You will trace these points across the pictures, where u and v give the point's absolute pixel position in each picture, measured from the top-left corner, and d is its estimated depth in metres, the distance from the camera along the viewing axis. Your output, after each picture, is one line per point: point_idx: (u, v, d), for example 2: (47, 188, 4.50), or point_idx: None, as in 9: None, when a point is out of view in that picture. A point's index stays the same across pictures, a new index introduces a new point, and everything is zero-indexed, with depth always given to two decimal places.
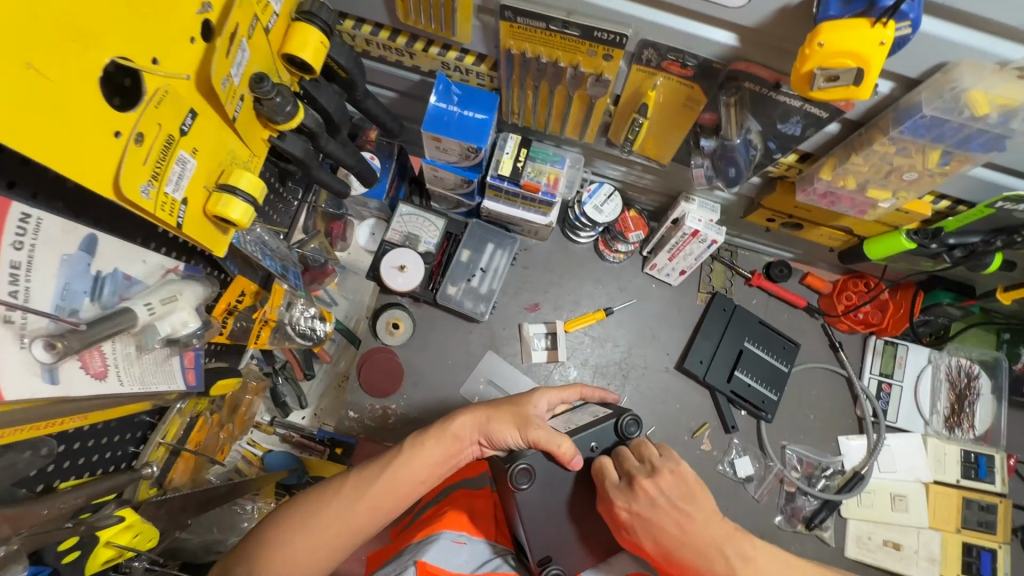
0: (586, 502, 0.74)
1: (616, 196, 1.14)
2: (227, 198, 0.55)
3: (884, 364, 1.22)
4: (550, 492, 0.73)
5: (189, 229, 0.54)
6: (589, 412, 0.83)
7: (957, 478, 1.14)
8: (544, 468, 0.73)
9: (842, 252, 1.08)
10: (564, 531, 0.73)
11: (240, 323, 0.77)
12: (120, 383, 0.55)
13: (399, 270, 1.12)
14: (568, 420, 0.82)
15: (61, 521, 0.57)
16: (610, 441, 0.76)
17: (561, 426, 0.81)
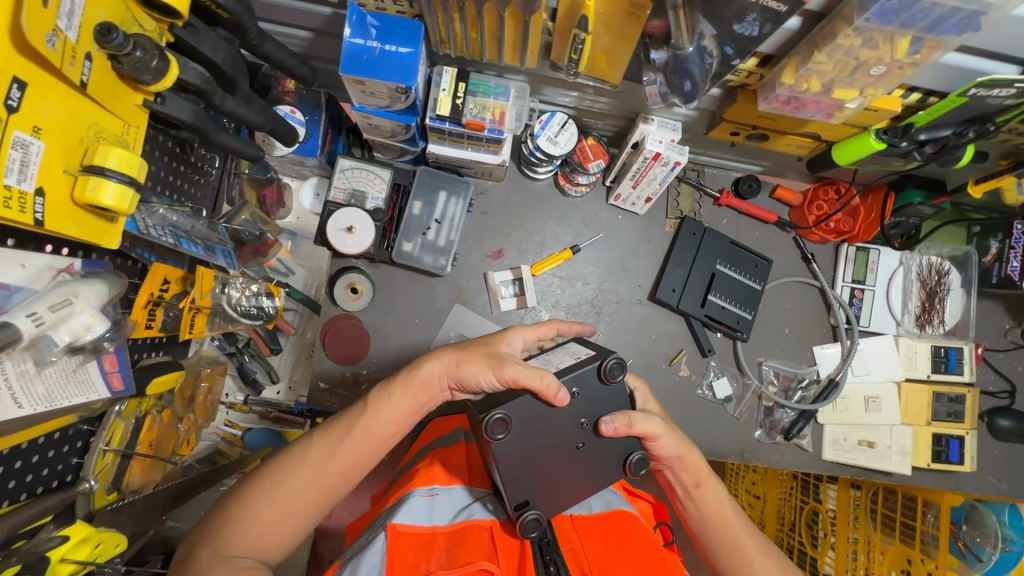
0: (566, 449, 0.72)
1: (570, 124, 1.05)
2: (96, 182, 0.49)
3: (856, 270, 1.20)
4: (529, 441, 0.70)
5: (54, 223, 0.48)
6: (571, 351, 0.78)
7: (927, 373, 1.16)
8: (519, 415, 0.69)
9: (811, 160, 1.02)
10: (541, 476, 0.71)
11: (167, 313, 0.72)
12: (17, 407, 0.52)
13: (347, 232, 1.05)
14: (548, 361, 0.77)
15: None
16: (592, 384, 0.72)
17: (539, 367, 0.76)
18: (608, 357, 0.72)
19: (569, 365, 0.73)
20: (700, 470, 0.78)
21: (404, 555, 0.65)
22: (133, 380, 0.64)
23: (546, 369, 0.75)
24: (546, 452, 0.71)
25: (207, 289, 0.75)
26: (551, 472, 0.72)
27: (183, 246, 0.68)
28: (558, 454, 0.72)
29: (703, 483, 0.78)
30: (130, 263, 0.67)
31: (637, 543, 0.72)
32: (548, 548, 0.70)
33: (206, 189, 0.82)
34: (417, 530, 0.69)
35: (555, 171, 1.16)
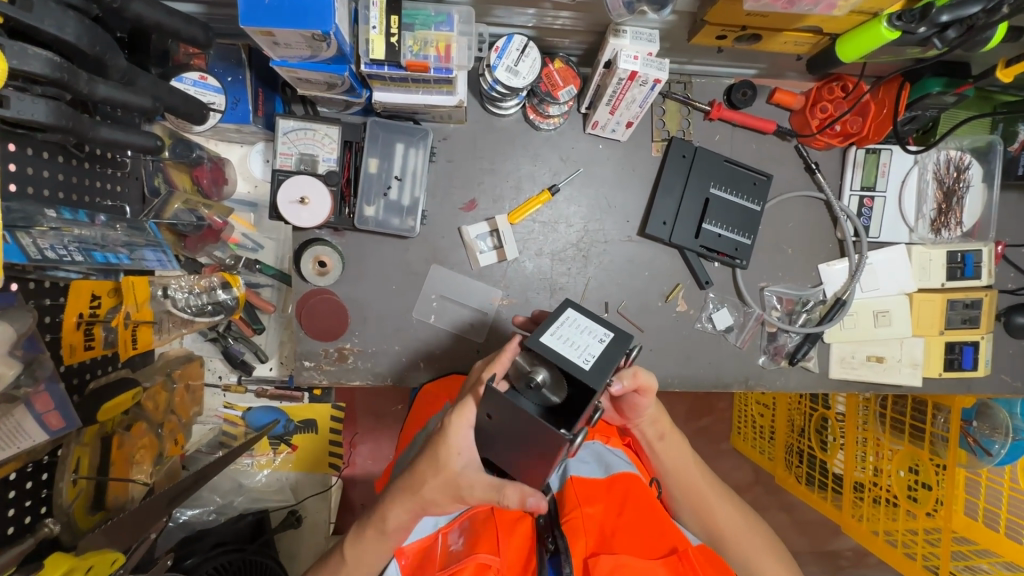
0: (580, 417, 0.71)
1: (531, 48, 0.92)
2: None
3: (865, 177, 1.10)
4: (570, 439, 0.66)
5: None
6: (579, 325, 0.65)
7: (942, 282, 1.09)
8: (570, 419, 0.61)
9: (811, 59, 0.89)
10: None
11: (106, 331, 0.67)
12: None
13: (300, 204, 0.96)
14: (568, 340, 0.63)
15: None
16: (619, 366, 0.66)
17: (566, 350, 0.62)
18: (633, 338, 0.66)
19: (604, 354, 0.62)
20: (663, 425, 0.83)
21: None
22: (74, 414, 0.62)
23: (576, 357, 0.62)
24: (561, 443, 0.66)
25: (145, 300, 0.69)
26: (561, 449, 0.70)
27: (98, 260, 0.61)
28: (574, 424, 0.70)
29: (666, 437, 0.83)
30: (48, 286, 0.62)
31: (640, 504, 0.73)
32: (547, 525, 0.70)
33: (128, 182, 0.74)
34: (425, 538, 0.77)
35: (522, 103, 1.03)
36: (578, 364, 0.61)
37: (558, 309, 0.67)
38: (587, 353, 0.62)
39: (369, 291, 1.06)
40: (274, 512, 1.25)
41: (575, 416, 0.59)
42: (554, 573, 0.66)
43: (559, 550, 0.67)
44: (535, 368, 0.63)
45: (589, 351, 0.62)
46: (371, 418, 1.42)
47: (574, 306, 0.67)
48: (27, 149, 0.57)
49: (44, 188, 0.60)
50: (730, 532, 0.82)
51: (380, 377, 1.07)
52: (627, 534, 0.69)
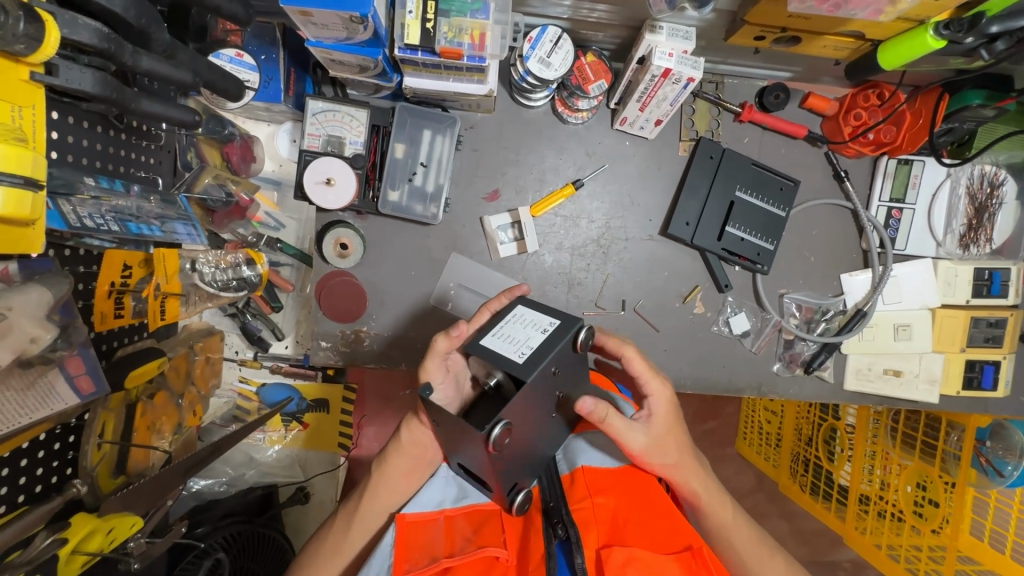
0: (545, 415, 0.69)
1: (565, 40, 0.91)
2: None
3: (895, 188, 1.08)
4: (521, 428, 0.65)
5: None
6: (521, 321, 0.67)
7: (967, 299, 1.07)
8: (514, 416, 0.62)
9: (850, 64, 0.88)
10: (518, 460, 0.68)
11: (136, 301, 0.69)
12: None
13: (326, 185, 0.96)
14: (509, 337, 0.65)
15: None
16: (566, 354, 0.65)
17: (504, 347, 0.64)
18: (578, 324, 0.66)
19: (541, 345, 0.63)
20: (696, 491, 0.80)
21: (411, 544, 0.67)
22: (104, 379, 0.63)
23: (513, 352, 0.63)
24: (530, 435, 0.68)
25: (175, 272, 0.71)
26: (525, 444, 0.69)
27: (131, 231, 0.62)
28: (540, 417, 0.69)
29: (699, 498, 0.80)
30: (82, 253, 0.62)
31: (650, 502, 0.70)
32: (556, 511, 0.66)
33: (162, 155, 0.75)
34: (427, 514, 0.72)
35: (551, 95, 1.02)
36: (511, 358, 0.62)
37: (507, 309, 0.70)
38: (524, 347, 0.63)
39: (388, 276, 1.06)
40: (282, 487, 1.28)
41: (505, 412, 0.60)
42: (561, 556, 0.62)
43: (568, 536, 0.62)
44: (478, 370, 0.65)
45: (529, 343, 0.64)
46: (377, 399, 1.44)
47: (525, 305, 0.70)
48: (67, 118, 0.57)
49: (82, 156, 0.60)
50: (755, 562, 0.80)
51: (394, 362, 1.08)
52: (638, 525, 0.66)
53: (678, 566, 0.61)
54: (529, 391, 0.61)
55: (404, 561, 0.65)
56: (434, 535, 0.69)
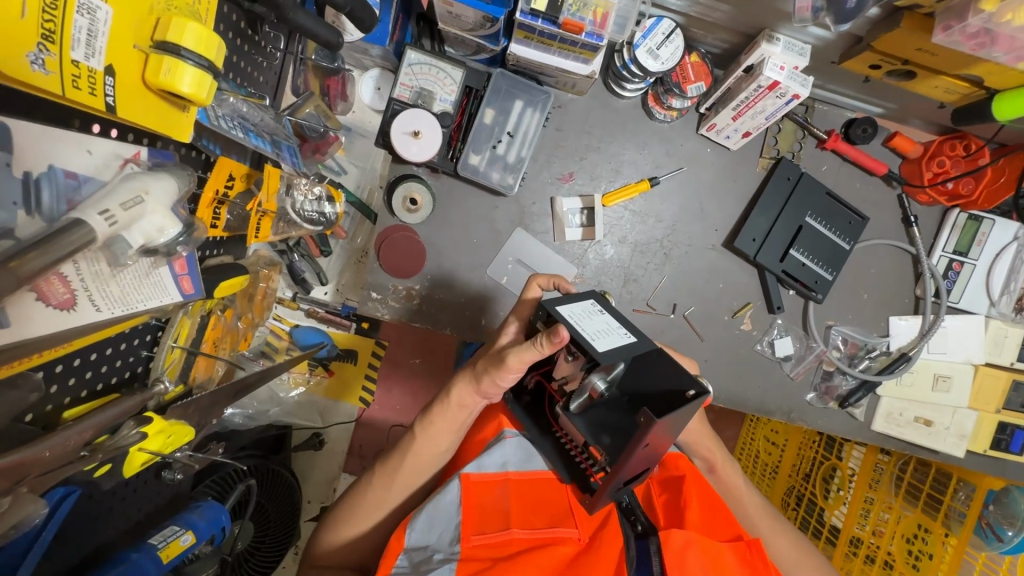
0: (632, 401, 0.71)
1: (677, 35, 0.91)
2: (172, 64, 0.47)
3: (961, 240, 1.09)
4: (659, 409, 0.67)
5: (124, 110, 0.47)
6: (582, 314, 0.67)
7: (1011, 361, 1.09)
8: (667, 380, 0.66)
9: (955, 109, 0.88)
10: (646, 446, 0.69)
11: (231, 212, 0.68)
12: (94, 309, 0.49)
13: (412, 137, 0.95)
14: (603, 327, 0.65)
15: (74, 452, 0.53)
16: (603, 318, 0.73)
17: (615, 335, 0.65)
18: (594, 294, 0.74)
19: (615, 316, 0.69)
20: (714, 460, 0.92)
21: (476, 506, 0.73)
22: (201, 285, 0.61)
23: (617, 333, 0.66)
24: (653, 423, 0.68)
25: (274, 192, 0.72)
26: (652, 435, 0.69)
27: (253, 141, 0.63)
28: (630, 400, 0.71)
29: (716, 468, 0.92)
30: (195, 154, 0.61)
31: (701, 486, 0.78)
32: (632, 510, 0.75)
33: (270, 75, 0.75)
34: (491, 476, 0.76)
35: (645, 88, 1.02)
36: (628, 340, 0.66)
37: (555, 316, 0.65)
38: (617, 328, 0.67)
39: (451, 239, 1.06)
40: (298, 430, 1.31)
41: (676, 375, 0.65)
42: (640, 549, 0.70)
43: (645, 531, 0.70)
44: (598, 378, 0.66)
45: (610, 321, 0.68)
46: (387, 364, 1.44)
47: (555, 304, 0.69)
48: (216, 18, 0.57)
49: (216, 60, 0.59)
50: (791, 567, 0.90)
51: (440, 324, 1.08)
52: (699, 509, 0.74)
53: (736, 554, 0.69)
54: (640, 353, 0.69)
55: (470, 527, 0.70)
56: (499, 496, 0.74)
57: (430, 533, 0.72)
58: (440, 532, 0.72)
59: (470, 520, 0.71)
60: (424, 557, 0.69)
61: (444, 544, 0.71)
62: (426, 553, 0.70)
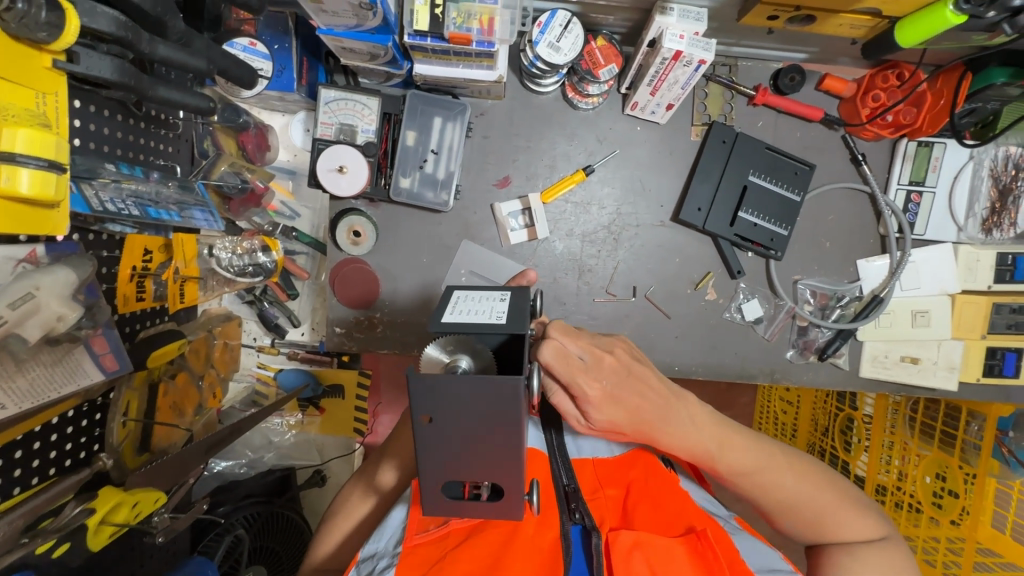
0: (464, 436, 0.49)
1: (575, 24, 0.90)
2: (9, 171, 0.47)
3: (915, 171, 1.06)
4: (454, 418, 0.47)
5: None
6: (471, 297, 0.55)
7: (988, 284, 1.05)
8: (441, 405, 0.46)
9: (867, 43, 0.87)
10: (479, 458, 0.50)
11: (156, 284, 0.73)
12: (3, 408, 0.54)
13: (338, 173, 0.98)
14: (469, 300, 0.54)
15: (15, 540, 0.57)
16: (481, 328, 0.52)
17: (480, 301, 0.54)
18: (449, 312, 0.51)
19: (512, 308, 0.53)
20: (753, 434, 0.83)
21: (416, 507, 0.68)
22: (126, 358, 0.68)
23: (490, 318, 0.51)
24: (478, 439, 0.49)
25: (192, 258, 0.76)
26: (489, 445, 0.50)
27: (151, 215, 0.65)
28: (478, 428, 0.48)
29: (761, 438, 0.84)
30: (105, 238, 0.65)
31: (660, 485, 0.69)
32: (574, 497, 0.65)
33: (180, 144, 0.78)
34: None
35: (561, 80, 1.02)
36: (492, 323, 0.50)
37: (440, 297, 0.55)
38: (495, 313, 0.52)
39: (401, 262, 1.08)
40: (301, 470, 1.31)
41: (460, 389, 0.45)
42: (577, 540, 0.61)
43: (586, 522, 0.62)
44: (454, 358, 0.49)
45: (494, 311, 0.52)
46: (393, 388, 1.39)
47: (458, 289, 0.57)
48: (89, 106, 0.60)
49: (104, 144, 0.63)
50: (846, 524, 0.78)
51: (407, 346, 1.10)
52: (648, 509, 0.66)
53: (683, 548, 0.59)
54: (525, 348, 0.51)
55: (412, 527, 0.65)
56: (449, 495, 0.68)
57: (379, 541, 0.68)
58: (387, 537, 0.68)
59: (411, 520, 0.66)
60: (370, 567, 0.64)
61: (389, 547, 0.66)
62: (373, 562, 0.65)
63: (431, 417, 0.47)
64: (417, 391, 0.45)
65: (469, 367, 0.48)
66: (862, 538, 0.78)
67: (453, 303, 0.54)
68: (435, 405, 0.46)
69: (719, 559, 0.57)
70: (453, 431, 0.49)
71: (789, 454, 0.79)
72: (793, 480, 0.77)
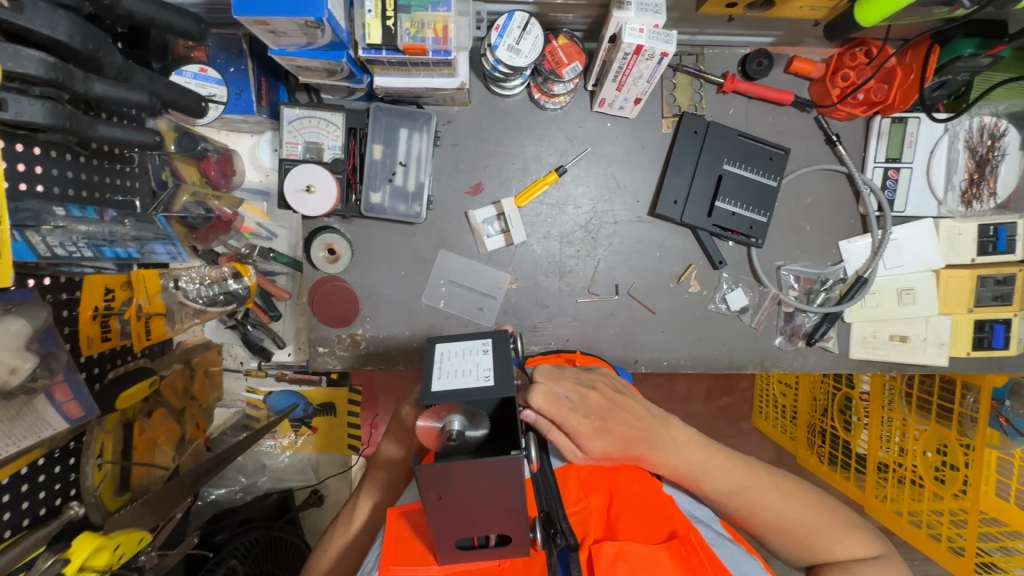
0: (473, 503, 0.50)
1: (533, 25, 0.89)
2: None
3: (890, 147, 1.04)
4: (461, 492, 0.49)
5: None
6: (454, 352, 0.55)
7: (971, 257, 1.04)
8: (446, 484, 0.47)
9: (830, 24, 0.86)
10: (488, 517, 0.52)
11: (121, 323, 0.75)
12: None
13: (306, 192, 0.96)
14: (453, 361, 0.54)
15: None
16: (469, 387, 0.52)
17: (466, 358, 0.54)
18: (438, 378, 0.51)
19: (499, 363, 0.53)
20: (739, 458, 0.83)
21: (399, 535, 0.62)
22: (92, 403, 0.67)
23: (477, 377, 0.51)
24: (489, 502, 0.50)
25: (155, 292, 0.78)
26: (498, 505, 0.51)
27: (107, 254, 0.66)
28: (488, 493, 0.49)
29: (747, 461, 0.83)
30: (63, 281, 0.67)
31: (645, 494, 0.68)
32: (552, 520, 0.60)
33: (138, 177, 0.79)
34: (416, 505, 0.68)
35: (526, 82, 1.00)
36: (482, 386, 0.50)
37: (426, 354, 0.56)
38: (482, 371, 0.52)
39: (379, 278, 1.07)
40: (298, 491, 1.30)
41: (464, 467, 0.46)
42: (564, 562, 0.58)
43: (569, 543, 0.57)
44: (446, 420, 0.48)
45: (481, 368, 0.53)
46: (390, 399, 1.38)
47: (442, 342, 0.58)
48: (33, 150, 0.61)
49: (54, 186, 0.64)
50: (841, 541, 0.76)
51: (392, 361, 1.09)
52: (631, 516, 0.64)
53: (669, 554, 0.58)
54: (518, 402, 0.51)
55: (391, 558, 0.59)
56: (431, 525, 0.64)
57: None
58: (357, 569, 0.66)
59: (389, 551, 0.60)
60: None
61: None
62: None
63: (438, 495, 0.48)
64: (424, 477, 0.46)
65: (462, 426, 0.48)
66: (861, 556, 0.76)
67: (440, 365, 0.53)
68: (442, 488, 0.48)
69: (704, 563, 0.56)
70: (461, 501, 0.50)
71: (774, 475, 0.79)
72: (779, 498, 0.77)
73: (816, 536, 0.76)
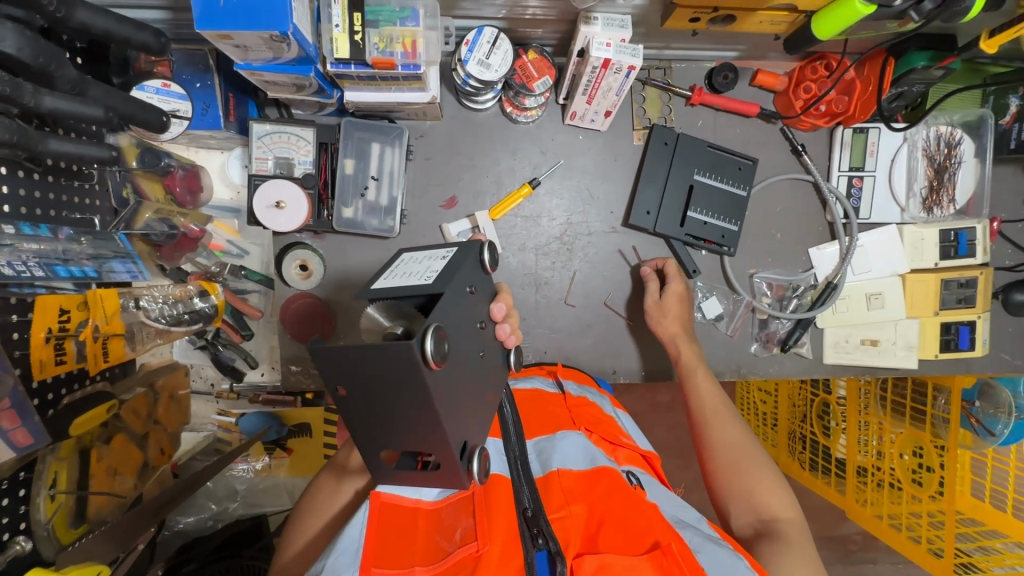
0: (382, 405, 0.53)
1: (503, 40, 0.89)
2: None
3: (854, 157, 1.07)
4: (365, 386, 0.52)
5: None
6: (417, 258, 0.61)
7: (935, 261, 1.07)
8: (345, 375, 0.52)
9: (789, 38, 0.89)
10: (412, 428, 0.55)
11: (77, 344, 0.72)
12: None
13: (276, 208, 0.95)
14: (413, 263, 0.60)
15: None
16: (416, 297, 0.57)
17: (427, 260, 0.60)
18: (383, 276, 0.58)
19: (446, 266, 0.57)
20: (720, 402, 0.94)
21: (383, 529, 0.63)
22: (40, 429, 0.65)
23: (421, 277, 0.56)
24: (394, 400, 0.53)
25: (113, 313, 0.76)
26: (405, 410, 0.53)
27: (59, 274, 0.67)
28: (390, 393, 0.52)
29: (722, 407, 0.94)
30: (14, 302, 0.65)
31: (626, 500, 0.66)
32: (535, 520, 0.62)
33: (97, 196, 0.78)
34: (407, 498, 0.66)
35: (498, 96, 1.01)
36: (418, 282, 0.55)
37: (392, 260, 0.62)
38: (428, 271, 0.57)
39: (354, 293, 1.05)
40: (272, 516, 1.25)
41: (351, 357, 0.50)
42: (543, 567, 0.59)
43: (551, 547, 0.60)
44: (392, 322, 0.56)
45: (430, 269, 0.57)
46: None
47: (409, 252, 0.64)
48: None
49: (5, 204, 0.63)
50: (756, 489, 0.82)
51: None
52: (614, 524, 0.63)
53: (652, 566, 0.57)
54: (453, 304, 0.55)
55: (371, 559, 0.60)
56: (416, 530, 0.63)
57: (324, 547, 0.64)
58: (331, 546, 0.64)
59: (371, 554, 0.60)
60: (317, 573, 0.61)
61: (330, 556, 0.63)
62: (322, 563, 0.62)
63: (341, 386, 0.53)
64: (321, 358, 0.50)
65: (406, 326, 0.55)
66: (777, 511, 0.80)
67: (399, 266, 0.60)
68: (344, 376, 0.52)
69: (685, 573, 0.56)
70: (368, 401, 0.53)
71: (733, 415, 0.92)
72: (734, 431, 0.89)
73: (744, 477, 0.83)
